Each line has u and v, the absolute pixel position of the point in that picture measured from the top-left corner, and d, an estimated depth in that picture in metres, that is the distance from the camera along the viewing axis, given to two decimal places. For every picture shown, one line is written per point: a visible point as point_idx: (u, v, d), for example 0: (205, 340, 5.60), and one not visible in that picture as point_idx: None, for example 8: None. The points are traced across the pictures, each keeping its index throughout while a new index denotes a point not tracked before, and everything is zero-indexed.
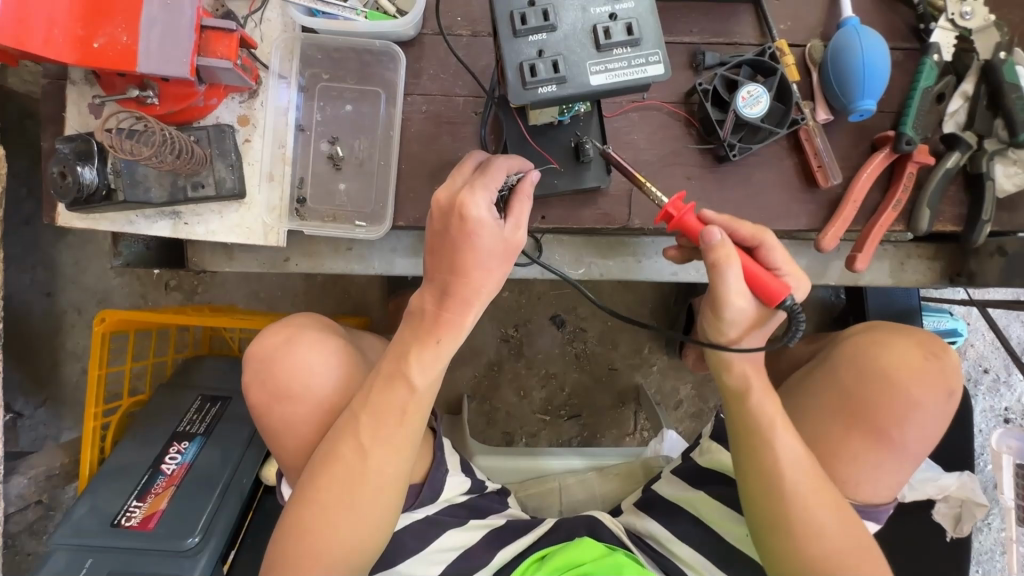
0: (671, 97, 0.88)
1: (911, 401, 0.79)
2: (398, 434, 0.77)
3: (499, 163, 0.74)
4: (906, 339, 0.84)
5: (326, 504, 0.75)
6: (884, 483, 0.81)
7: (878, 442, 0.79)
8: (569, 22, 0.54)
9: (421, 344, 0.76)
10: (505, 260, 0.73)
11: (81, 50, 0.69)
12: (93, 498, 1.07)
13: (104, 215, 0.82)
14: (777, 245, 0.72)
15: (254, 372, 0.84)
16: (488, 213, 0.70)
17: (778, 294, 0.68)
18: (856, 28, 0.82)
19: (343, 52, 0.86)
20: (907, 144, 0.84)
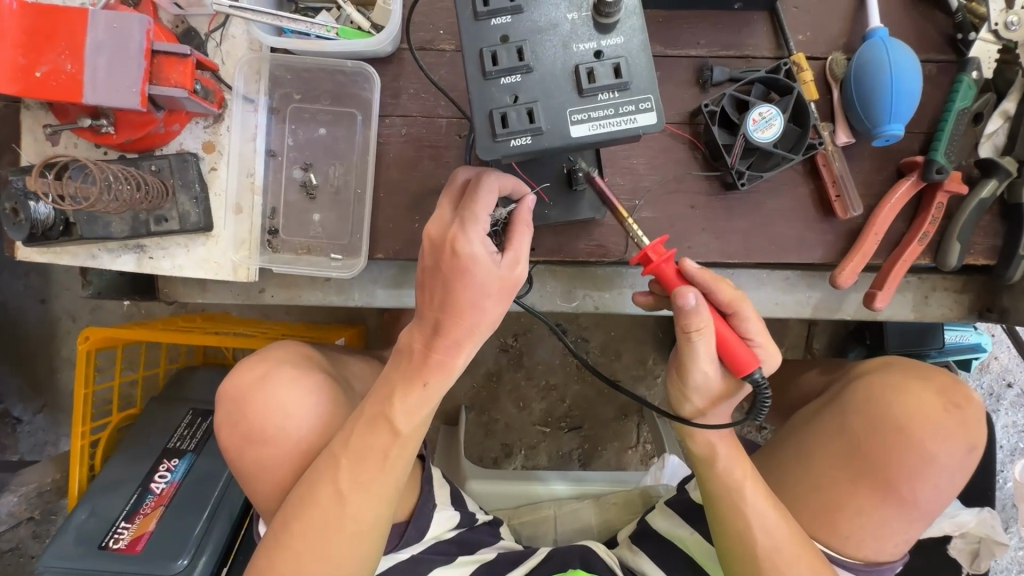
0: (674, 117, 0.80)
1: (924, 456, 0.71)
2: (380, 480, 0.65)
3: (491, 181, 0.63)
4: (922, 385, 0.76)
5: (300, 552, 0.63)
6: (889, 542, 0.73)
7: (887, 499, 0.71)
8: (547, 62, 0.50)
9: (407, 387, 0.64)
10: (502, 301, 0.62)
11: (22, 81, 0.64)
12: (92, 504, 1.05)
13: (65, 249, 0.76)
14: (753, 314, 0.65)
15: (226, 413, 0.78)
16: (482, 249, 0.60)
17: (746, 367, 0.63)
18: (884, 42, 0.73)
19: (314, 71, 0.79)
20: (938, 172, 0.75)
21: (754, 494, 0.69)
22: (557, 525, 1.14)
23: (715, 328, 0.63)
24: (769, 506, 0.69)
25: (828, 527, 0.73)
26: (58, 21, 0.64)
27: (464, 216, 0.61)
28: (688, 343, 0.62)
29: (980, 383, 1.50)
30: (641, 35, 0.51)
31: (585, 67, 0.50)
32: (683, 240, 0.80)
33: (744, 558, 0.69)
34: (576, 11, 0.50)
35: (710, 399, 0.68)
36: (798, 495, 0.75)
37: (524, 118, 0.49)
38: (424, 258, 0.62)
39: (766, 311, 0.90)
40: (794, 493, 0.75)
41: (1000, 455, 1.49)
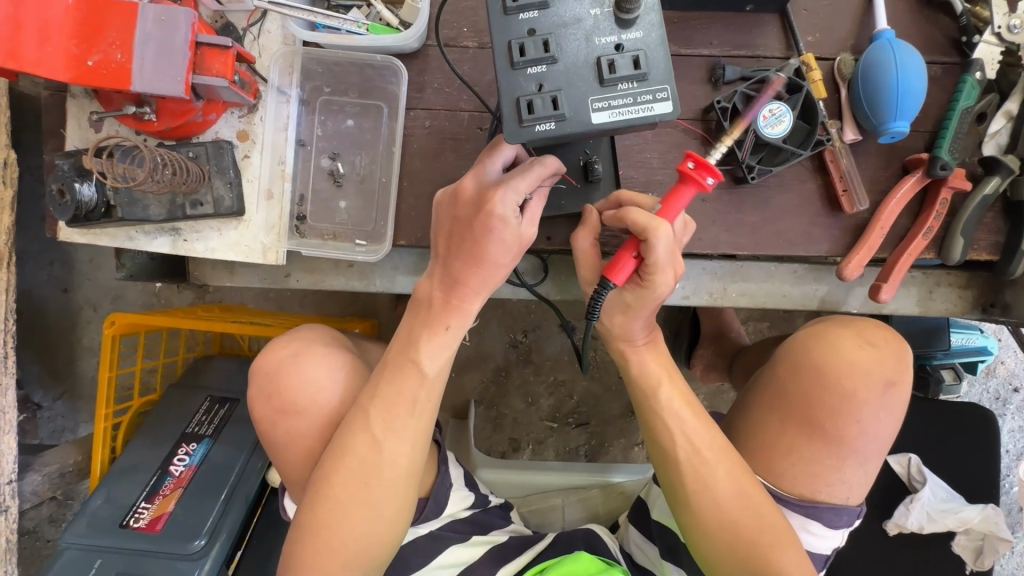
0: (687, 113, 0.83)
1: (846, 394, 0.74)
2: (412, 424, 0.71)
3: (538, 164, 0.67)
4: (843, 329, 0.79)
5: (342, 498, 0.69)
6: (823, 481, 0.75)
7: (814, 435, 0.75)
8: (571, 55, 0.54)
9: (431, 330, 0.71)
10: (515, 257, 0.69)
11: (75, 68, 0.68)
12: (107, 490, 1.07)
13: (104, 230, 0.80)
14: (661, 245, 0.64)
15: (259, 386, 0.81)
16: (514, 216, 0.66)
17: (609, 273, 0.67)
18: (891, 43, 0.76)
19: (344, 65, 0.83)
20: (942, 169, 0.78)
21: (670, 399, 0.74)
22: (565, 513, 1.17)
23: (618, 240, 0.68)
24: (684, 408, 0.73)
25: (764, 466, 0.77)
26: (108, 14, 0.68)
27: (506, 182, 0.65)
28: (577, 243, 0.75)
29: (987, 388, 1.51)
30: (659, 30, 0.54)
31: (606, 59, 0.53)
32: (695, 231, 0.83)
33: (666, 461, 0.73)
34: (599, 7, 0.54)
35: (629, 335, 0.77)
36: (740, 442, 0.80)
37: (549, 106, 0.53)
38: (457, 211, 0.68)
39: (774, 302, 0.92)
40: (741, 441, 0.80)
41: (1006, 460, 1.50)
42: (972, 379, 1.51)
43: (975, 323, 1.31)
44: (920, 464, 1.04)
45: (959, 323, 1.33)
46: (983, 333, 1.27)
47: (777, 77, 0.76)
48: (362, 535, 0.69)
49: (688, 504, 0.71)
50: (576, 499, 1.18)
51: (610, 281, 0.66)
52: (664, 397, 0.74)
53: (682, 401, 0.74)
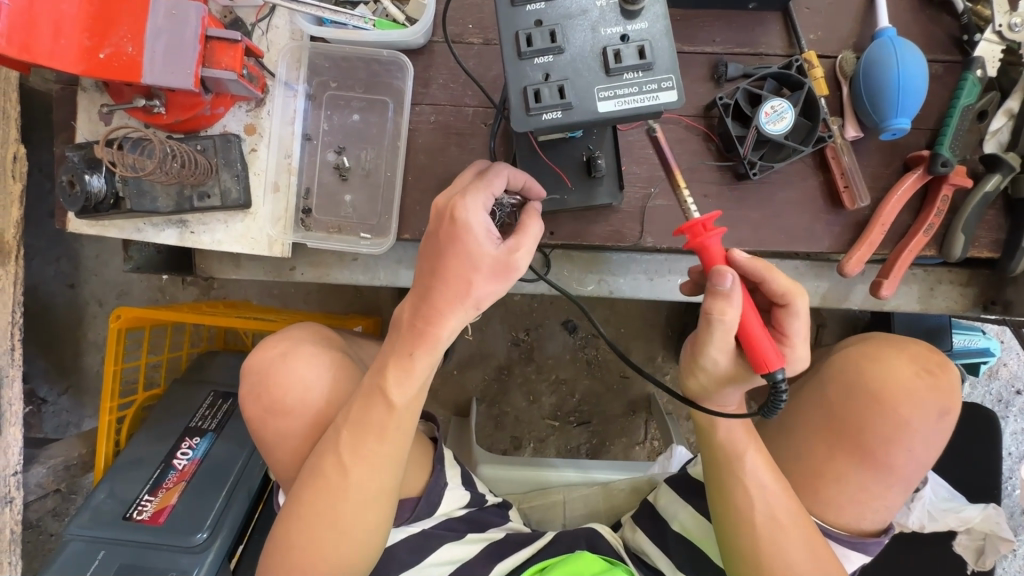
0: (690, 110, 0.84)
1: (899, 422, 0.74)
2: (380, 450, 0.70)
3: (503, 169, 0.68)
4: (897, 353, 0.79)
5: (309, 516, 0.70)
6: (869, 509, 0.76)
7: (863, 463, 0.75)
8: (577, 45, 0.55)
9: (398, 359, 0.68)
10: (499, 282, 0.66)
11: (88, 60, 0.69)
12: (111, 485, 1.08)
13: (112, 222, 0.81)
14: (803, 312, 0.63)
15: (249, 385, 0.82)
16: (481, 219, 0.64)
17: (767, 364, 0.59)
18: (892, 40, 0.77)
19: (351, 61, 0.84)
20: (943, 165, 0.78)
21: (749, 462, 0.71)
22: (565, 510, 1.16)
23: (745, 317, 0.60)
24: (761, 463, 0.71)
25: (811, 494, 0.77)
26: (120, 9, 0.70)
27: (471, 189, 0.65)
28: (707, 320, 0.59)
29: (989, 390, 1.51)
30: (664, 22, 0.55)
31: (611, 49, 0.54)
32: (697, 226, 0.84)
33: (737, 522, 0.72)
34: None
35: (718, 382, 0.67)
36: (780, 463, 0.80)
37: (555, 94, 0.54)
38: (430, 225, 0.67)
39: None
40: (780, 463, 0.80)
41: (1008, 462, 1.49)
42: (974, 381, 1.51)
43: (977, 323, 1.31)
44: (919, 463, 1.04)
45: (961, 323, 1.33)
46: (986, 336, 1.26)
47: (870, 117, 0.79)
48: (330, 556, 0.70)
49: (757, 563, 0.70)
50: (580, 493, 1.17)
51: (774, 370, 0.59)
52: (748, 461, 0.71)
53: (763, 464, 0.71)
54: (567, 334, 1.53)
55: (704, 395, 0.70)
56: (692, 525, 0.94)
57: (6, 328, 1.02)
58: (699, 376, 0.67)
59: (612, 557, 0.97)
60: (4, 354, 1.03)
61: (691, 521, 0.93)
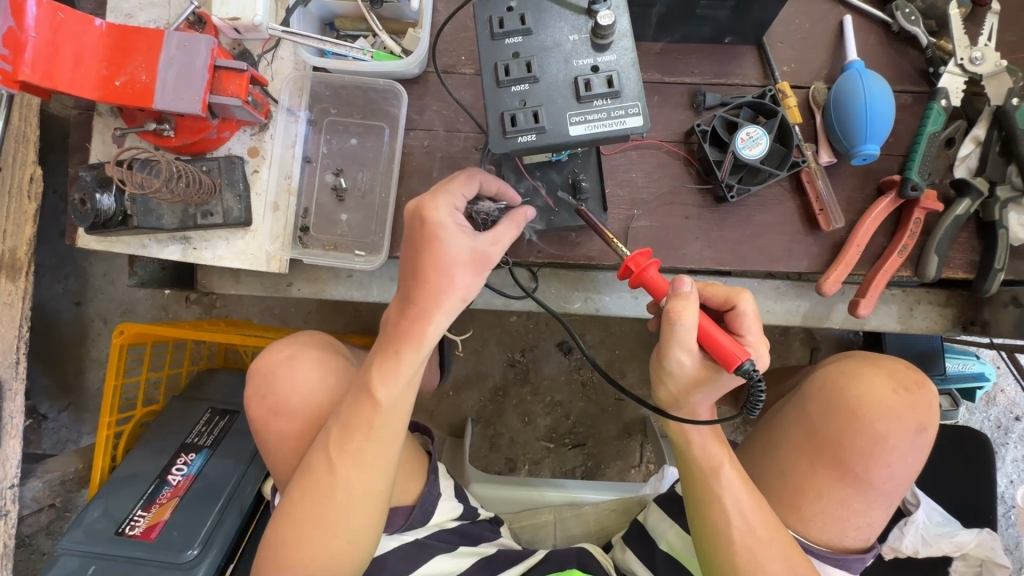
0: (670, 136, 0.88)
1: (877, 437, 0.76)
2: (367, 450, 0.73)
3: (474, 173, 0.72)
4: (877, 369, 0.81)
5: (302, 517, 0.73)
6: (849, 526, 0.77)
7: (844, 479, 0.76)
8: (551, 74, 0.58)
9: (384, 357, 0.72)
10: (474, 275, 0.69)
11: (104, 88, 0.75)
12: (104, 502, 1.08)
13: (120, 238, 0.86)
14: (752, 312, 0.66)
15: (254, 386, 0.86)
16: (450, 219, 0.67)
17: (733, 359, 0.61)
18: (860, 72, 0.81)
19: (350, 89, 0.89)
20: (913, 189, 0.81)
21: (728, 479, 0.72)
22: (555, 530, 1.16)
23: (699, 318, 0.63)
24: (737, 483, 0.72)
25: (793, 511, 0.77)
26: (137, 40, 0.75)
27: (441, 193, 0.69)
28: (669, 323, 0.62)
29: (988, 416, 1.50)
30: (632, 53, 0.59)
31: (583, 78, 0.58)
32: (679, 247, 0.87)
33: (717, 541, 0.72)
34: (577, 33, 0.59)
35: (686, 385, 0.67)
36: (765, 479, 0.80)
37: (531, 119, 0.57)
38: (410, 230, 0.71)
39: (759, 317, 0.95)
40: (763, 479, 0.81)
41: (1007, 489, 1.48)
42: (972, 408, 1.50)
43: (970, 347, 1.31)
44: (914, 488, 1.03)
45: (956, 347, 1.34)
46: (978, 358, 1.27)
47: (824, 155, 0.85)
48: (317, 561, 0.72)
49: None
50: (569, 514, 1.18)
51: (744, 362, 0.60)
52: (725, 478, 0.72)
53: (739, 481, 0.72)
54: (562, 355, 1.55)
55: (674, 401, 0.71)
56: (679, 542, 0.93)
57: (13, 341, 1.06)
58: (667, 383, 0.68)
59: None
60: (8, 368, 1.06)
61: (677, 539, 0.93)
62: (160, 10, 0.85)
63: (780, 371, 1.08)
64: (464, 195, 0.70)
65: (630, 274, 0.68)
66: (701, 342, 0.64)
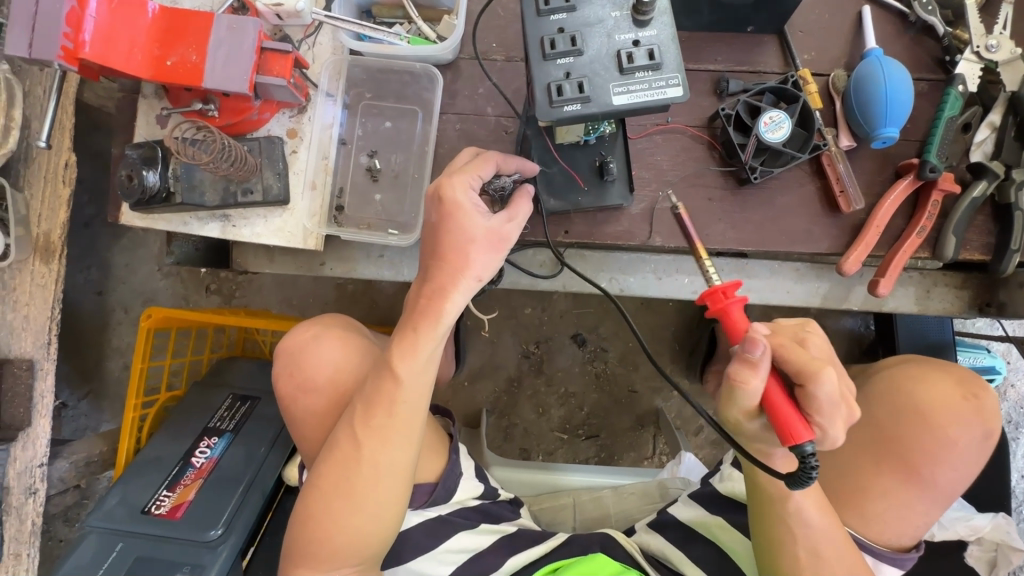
0: (694, 121, 0.91)
1: (943, 440, 0.79)
2: (389, 426, 0.75)
3: (489, 155, 0.75)
4: (945, 376, 0.84)
5: (327, 491, 0.75)
6: (910, 526, 0.79)
7: (908, 479, 0.78)
8: (594, 48, 0.61)
9: (403, 338, 0.74)
10: (494, 254, 0.72)
11: (156, 67, 0.78)
12: (124, 489, 1.10)
13: (162, 215, 0.89)
14: (835, 387, 0.59)
15: (282, 364, 0.89)
16: (466, 197, 0.71)
17: (792, 437, 0.59)
18: (879, 59, 0.84)
19: (386, 73, 0.93)
20: (931, 171, 0.84)
21: (805, 493, 0.73)
22: (574, 513, 1.18)
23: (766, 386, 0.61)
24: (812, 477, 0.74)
25: (855, 509, 0.79)
26: (186, 22, 0.78)
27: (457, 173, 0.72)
28: (730, 387, 0.62)
29: (998, 410, 1.51)
30: (671, 29, 0.61)
31: (625, 51, 0.60)
32: (703, 228, 0.90)
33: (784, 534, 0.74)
34: (619, 10, 0.61)
35: (753, 436, 0.68)
36: (826, 476, 0.83)
37: (576, 89, 0.60)
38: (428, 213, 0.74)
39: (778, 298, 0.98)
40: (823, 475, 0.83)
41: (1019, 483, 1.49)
42: None
43: (982, 339, 1.33)
44: None
45: (968, 339, 1.36)
46: (990, 351, 1.29)
47: (845, 139, 0.88)
48: (344, 535, 0.75)
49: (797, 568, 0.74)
50: (588, 498, 1.19)
51: (800, 445, 0.58)
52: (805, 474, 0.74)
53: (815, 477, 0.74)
54: (577, 347, 1.57)
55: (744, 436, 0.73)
56: (732, 541, 0.94)
57: (45, 322, 1.08)
58: (729, 429, 0.69)
59: (629, 564, 0.97)
60: (40, 348, 1.09)
61: (719, 528, 0.95)
62: None
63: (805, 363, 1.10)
64: (479, 176, 0.72)
65: (711, 311, 0.67)
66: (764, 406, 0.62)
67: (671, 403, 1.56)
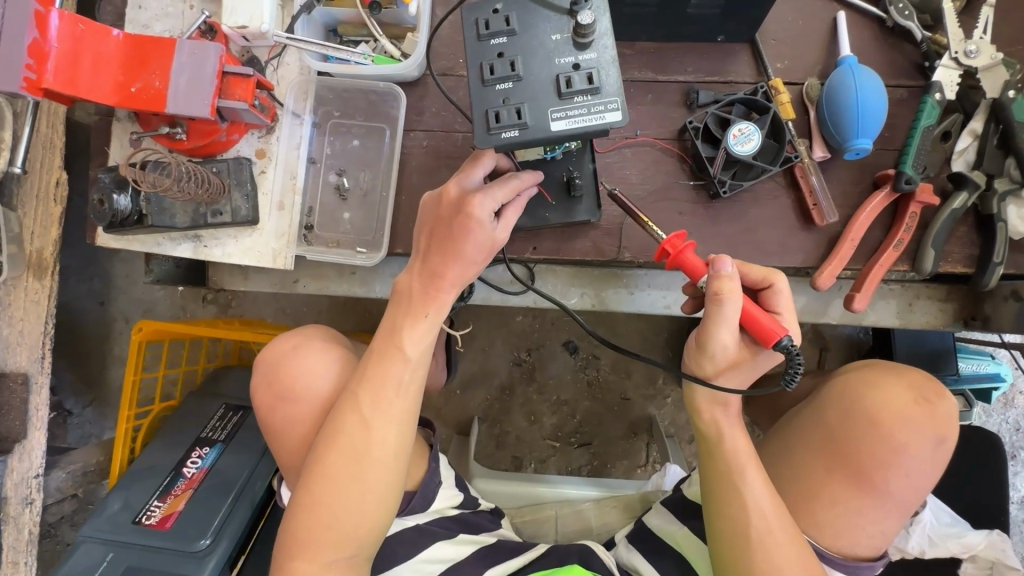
0: (664, 134, 0.90)
1: (895, 447, 0.76)
2: (399, 405, 0.77)
3: (512, 179, 0.74)
4: (896, 379, 0.82)
5: (336, 476, 0.74)
6: (863, 533, 0.77)
7: (860, 488, 0.76)
8: (533, 72, 0.61)
9: (413, 318, 0.77)
10: (487, 258, 0.76)
11: (120, 93, 0.79)
12: (125, 494, 1.12)
13: (136, 237, 0.90)
14: (785, 292, 0.72)
15: (262, 375, 0.89)
16: (489, 218, 0.72)
17: (774, 334, 0.67)
18: (852, 67, 0.82)
19: (352, 92, 0.93)
20: (907, 182, 0.82)
21: (751, 481, 0.73)
22: (558, 526, 1.17)
23: (741, 299, 0.68)
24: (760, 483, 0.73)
25: (806, 518, 0.78)
26: (151, 48, 0.79)
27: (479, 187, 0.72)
28: (718, 303, 0.67)
29: (1006, 419, 1.46)
30: (613, 51, 0.61)
31: (564, 75, 0.60)
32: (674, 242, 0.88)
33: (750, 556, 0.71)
34: (560, 33, 0.61)
35: (724, 368, 0.72)
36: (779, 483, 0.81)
37: (513, 115, 0.60)
38: (439, 211, 0.75)
39: None
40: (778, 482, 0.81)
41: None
42: (989, 410, 1.47)
43: (985, 346, 1.29)
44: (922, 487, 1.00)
45: (969, 346, 1.31)
46: (993, 358, 1.24)
47: (819, 150, 0.85)
48: (352, 520, 0.74)
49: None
50: (570, 510, 1.19)
51: (781, 338, 0.67)
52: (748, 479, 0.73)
53: (761, 483, 0.73)
54: (568, 355, 1.56)
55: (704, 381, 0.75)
56: (691, 548, 0.94)
57: (38, 337, 1.10)
58: (704, 363, 0.73)
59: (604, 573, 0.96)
60: (35, 362, 1.11)
61: (684, 535, 0.95)
62: (174, 21, 0.90)
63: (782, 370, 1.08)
64: (502, 200, 0.73)
65: (666, 257, 0.72)
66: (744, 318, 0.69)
67: (664, 410, 1.54)
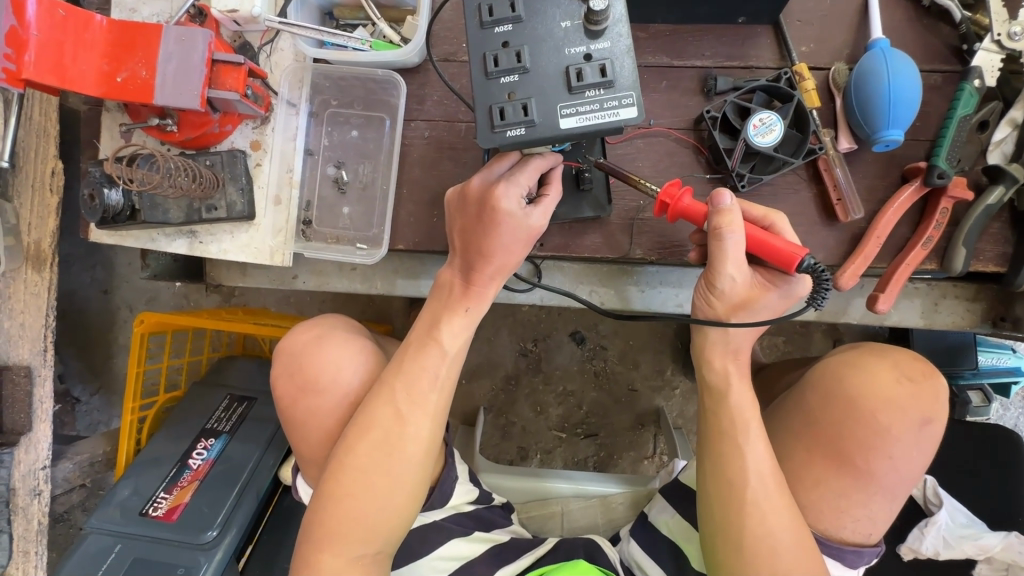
0: (679, 123, 0.85)
1: (876, 429, 0.73)
2: (433, 398, 0.75)
3: (537, 161, 0.70)
4: (879, 359, 0.78)
5: (365, 468, 0.72)
6: (847, 516, 0.74)
7: (842, 470, 0.73)
8: (541, 64, 0.57)
9: (451, 312, 0.76)
10: (525, 247, 0.74)
11: (106, 84, 0.75)
12: (135, 481, 1.11)
13: (130, 232, 0.87)
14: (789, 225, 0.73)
15: (284, 365, 0.86)
16: (518, 208, 0.69)
17: (794, 256, 0.66)
18: (884, 52, 0.76)
19: (349, 80, 0.88)
20: (939, 177, 0.76)
21: (752, 441, 0.71)
22: (563, 521, 1.16)
23: (747, 229, 0.68)
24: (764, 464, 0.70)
25: None
26: (136, 35, 0.75)
27: (509, 177, 0.69)
28: (721, 236, 0.67)
29: None
30: (628, 40, 0.56)
31: (574, 67, 0.56)
32: (687, 240, 0.84)
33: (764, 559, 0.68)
34: (570, 20, 0.57)
35: (737, 305, 0.71)
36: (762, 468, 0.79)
37: (520, 113, 0.56)
38: (468, 207, 0.72)
39: None
40: None
41: None
42: (1006, 403, 1.43)
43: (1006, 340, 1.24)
44: (935, 487, 0.98)
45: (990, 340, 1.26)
46: (1015, 352, 1.20)
47: (845, 141, 0.80)
48: (379, 514, 0.72)
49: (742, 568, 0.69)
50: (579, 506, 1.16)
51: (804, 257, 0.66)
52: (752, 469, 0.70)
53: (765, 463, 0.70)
54: (575, 345, 1.53)
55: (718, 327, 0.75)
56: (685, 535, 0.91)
57: (40, 330, 1.05)
58: (714, 302, 0.72)
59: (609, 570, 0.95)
60: (37, 355, 1.06)
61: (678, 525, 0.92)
62: (163, 4, 0.85)
63: (791, 363, 1.03)
64: (529, 183, 0.70)
65: (665, 207, 0.72)
66: (755, 249, 0.69)
67: (672, 402, 1.52)
